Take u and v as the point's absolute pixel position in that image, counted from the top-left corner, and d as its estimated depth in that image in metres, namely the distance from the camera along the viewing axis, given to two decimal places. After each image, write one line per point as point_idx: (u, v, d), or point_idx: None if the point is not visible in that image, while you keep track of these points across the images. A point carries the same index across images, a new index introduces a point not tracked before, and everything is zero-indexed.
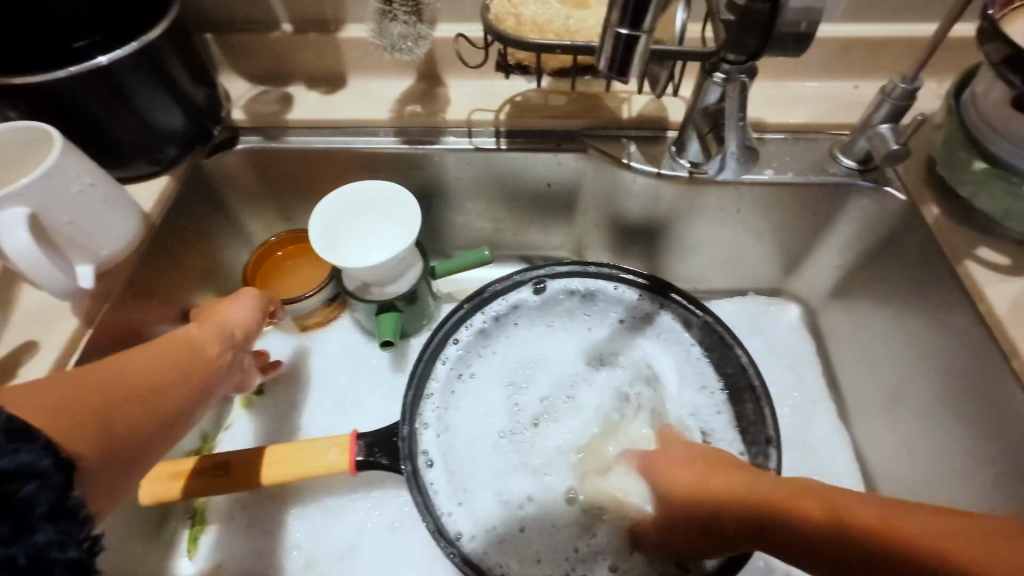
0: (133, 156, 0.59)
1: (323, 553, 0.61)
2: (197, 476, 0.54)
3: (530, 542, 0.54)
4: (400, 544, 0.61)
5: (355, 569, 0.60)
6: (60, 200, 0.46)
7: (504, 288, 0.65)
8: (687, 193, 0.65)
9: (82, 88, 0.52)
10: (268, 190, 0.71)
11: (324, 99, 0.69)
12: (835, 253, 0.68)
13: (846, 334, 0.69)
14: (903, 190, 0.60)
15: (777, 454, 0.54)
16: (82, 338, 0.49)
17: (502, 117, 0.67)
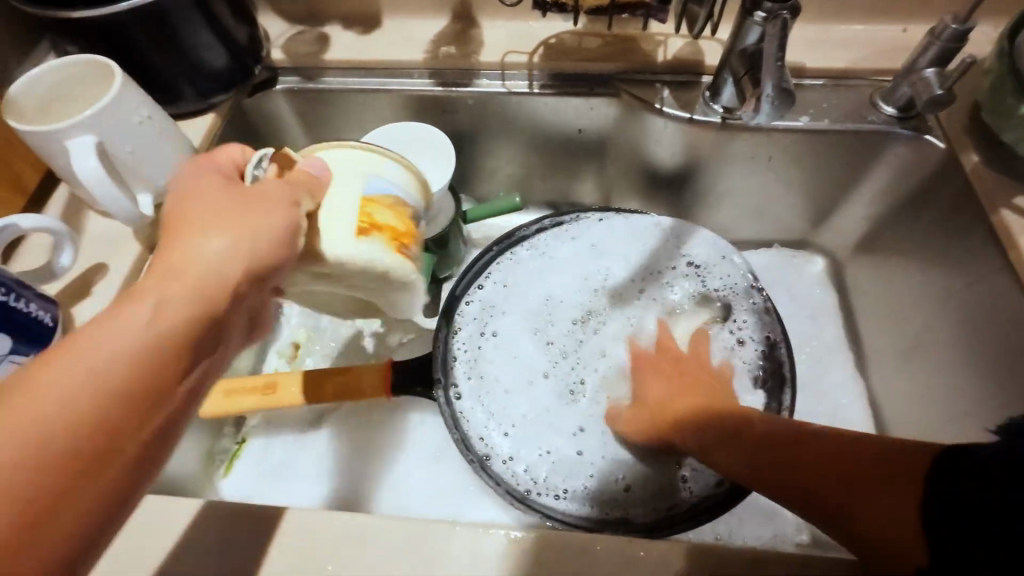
0: (182, 93, 0.62)
1: (357, 476, 0.64)
2: (252, 394, 0.59)
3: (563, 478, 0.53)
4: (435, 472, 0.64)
5: (389, 490, 0.63)
6: (121, 132, 0.48)
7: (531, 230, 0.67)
8: (719, 139, 0.65)
9: (135, 24, 0.54)
10: (305, 131, 0.73)
11: (359, 39, 0.69)
12: (866, 205, 0.67)
13: (869, 287, 0.69)
14: (943, 137, 0.59)
15: (791, 390, 0.56)
16: (143, 263, 0.54)
17: (536, 59, 0.67)
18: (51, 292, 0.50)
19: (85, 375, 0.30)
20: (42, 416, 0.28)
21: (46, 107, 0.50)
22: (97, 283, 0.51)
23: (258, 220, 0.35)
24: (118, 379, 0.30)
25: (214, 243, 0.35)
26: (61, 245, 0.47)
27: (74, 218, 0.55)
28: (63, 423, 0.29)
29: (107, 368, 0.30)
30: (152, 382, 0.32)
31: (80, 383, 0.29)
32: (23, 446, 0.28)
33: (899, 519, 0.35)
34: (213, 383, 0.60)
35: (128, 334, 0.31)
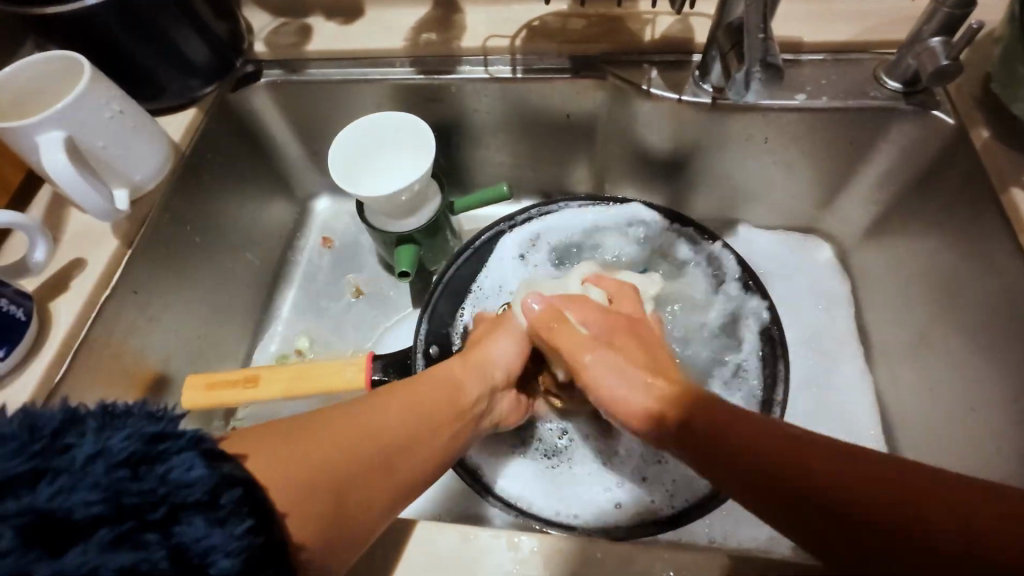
0: (162, 88, 0.62)
1: None
2: (230, 386, 0.59)
3: (587, 497, 0.55)
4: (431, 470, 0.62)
5: None
6: (93, 126, 0.49)
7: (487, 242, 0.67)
8: (711, 121, 0.61)
9: (111, 18, 0.54)
10: (292, 125, 0.73)
11: (341, 29, 0.68)
12: (871, 187, 0.63)
13: (876, 274, 0.65)
14: (952, 112, 0.55)
15: (784, 365, 0.58)
16: (122, 258, 0.55)
17: (518, 42, 0.65)
18: (30, 287, 0.51)
19: (400, 408, 0.42)
20: (376, 427, 0.40)
21: (21, 104, 0.51)
22: (74, 278, 0.52)
23: (506, 339, 0.52)
24: (421, 411, 0.43)
25: (499, 349, 0.51)
26: (34, 240, 0.48)
27: (57, 215, 0.55)
28: (403, 434, 0.41)
29: (407, 407, 0.43)
30: (437, 422, 0.44)
31: (403, 412, 0.42)
32: (340, 442, 0.37)
33: (953, 560, 0.29)
34: (194, 374, 0.60)
35: (434, 383, 0.46)
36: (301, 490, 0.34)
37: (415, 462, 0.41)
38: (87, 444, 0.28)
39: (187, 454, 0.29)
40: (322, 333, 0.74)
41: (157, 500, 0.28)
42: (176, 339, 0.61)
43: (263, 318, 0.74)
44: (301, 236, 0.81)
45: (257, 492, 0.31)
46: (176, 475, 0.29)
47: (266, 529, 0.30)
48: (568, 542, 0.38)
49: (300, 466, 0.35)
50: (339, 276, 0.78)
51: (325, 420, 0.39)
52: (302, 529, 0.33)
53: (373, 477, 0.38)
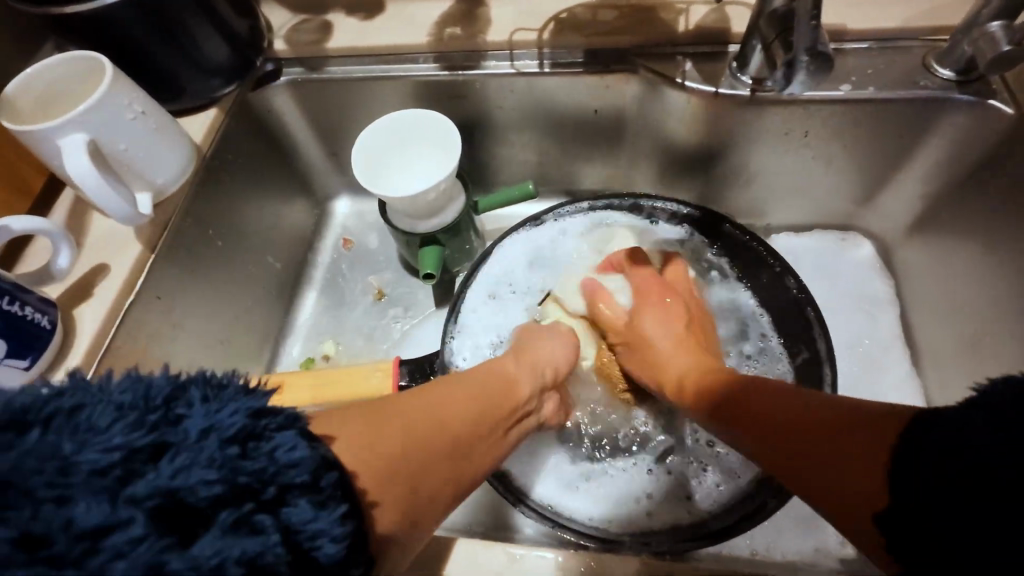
0: (182, 88, 0.60)
1: None
2: None
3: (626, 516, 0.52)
4: None
5: None
6: (115, 128, 0.48)
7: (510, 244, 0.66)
8: (748, 115, 0.59)
9: (131, 16, 0.52)
10: (312, 124, 0.71)
11: (362, 25, 0.66)
12: (917, 182, 0.60)
13: (922, 273, 0.63)
14: (1010, 102, 0.52)
15: (828, 369, 0.54)
16: (145, 263, 0.53)
17: (546, 35, 0.62)
18: (53, 294, 0.50)
19: (462, 398, 0.42)
20: (444, 417, 0.40)
21: (43, 107, 0.50)
22: (98, 285, 0.51)
23: (558, 345, 0.53)
24: (481, 404, 0.43)
25: (553, 348, 0.52)
26: (58, 246, 0.47)
27: (79, 220, 0.54)
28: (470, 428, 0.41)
29: (469, 399, 0.43)
30: (497, 419, 0.44)
31: (464, 402, 0.42)
32: (410, 428, 0.37)
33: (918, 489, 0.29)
34: None
35: (493, 376, 0.47)
36: (382, 475, 0.34)
37: (478, 457, 0.41)
38: (196, 417, 0.27)
39: (290, 434, 0.29)
40: (344, 337, 0.73)
41: (267, 480, 0.27)
42: (200, 344, 0.60)
43: (285, 322, 0.73)
44: (320, 238, 0.79)
45: (348, 480, 0.31)
46: (282, 455, 0.28)
47: (355, 515, 0.30)
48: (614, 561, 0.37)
49: (381, 450, 0.35)
50: (360, 279, 0.77)
51: (395, 404, 0.39)
52: (387, 516, 0.33)
53: (443, 466, 0.38)
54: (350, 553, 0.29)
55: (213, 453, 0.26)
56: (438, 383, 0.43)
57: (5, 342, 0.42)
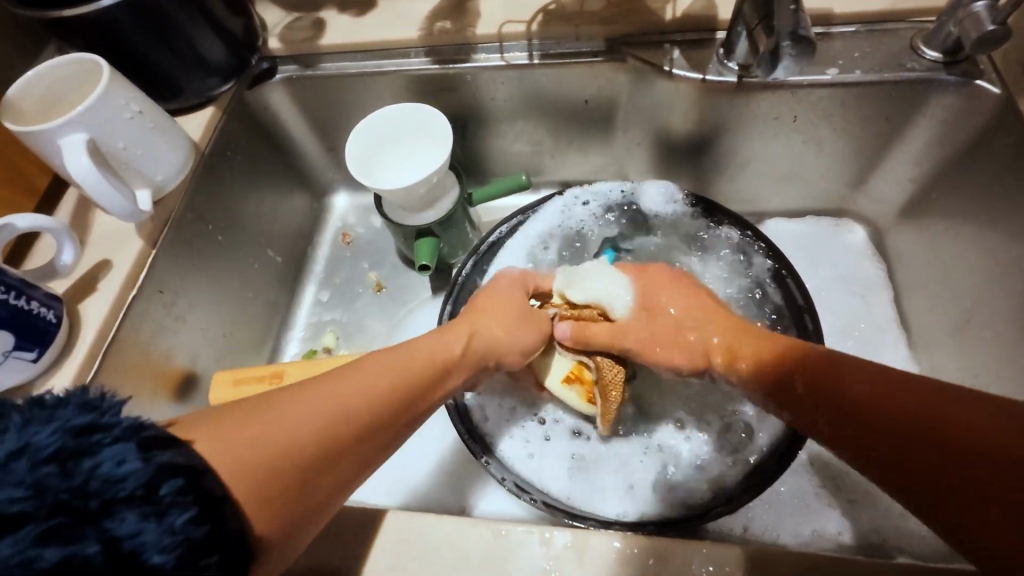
0: (178, 87, 0.62)
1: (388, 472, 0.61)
2: (256, 382, 0.59)
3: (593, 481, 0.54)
4: (458, 464, 0.62)
5: (410, 487, 0.61)
6: (113, 127, 0.49)
7: (508, 233, 0.67)
8: (736, 101, 0.59)
9: (126, 17, 0.53)
10: (308, 120, 0.72)
11: (354, 21, 0.67)
12: (908, 165, 0.60)
13: (914, 256, 0.63)
14: (997, 82, 0.52)
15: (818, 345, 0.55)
16: (147, 258, 0.55)
17: (535, 27, 0.63)
18: (59, 289, 0.52)
19: (377, 382, 0.39)
20: (348, 400, 0.37)
21: (44, 110, 0.51)
22: (101, 279, 0.53)
23: (498, 318, 0.49)
24: (399, 382, 0.40)
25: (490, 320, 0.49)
26: (62, 242, 0.49)
27: (83, 218, 0.56)
28: (379, 406, 0.38)
29: (387, 379, 0.39)
30: (411, 403, 0.40)
31: (378, 386, 0.38)
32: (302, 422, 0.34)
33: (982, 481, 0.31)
34: (221, 371, 0.61)
35: (414, 350, 0.43)
36: (255, 468, 0.31)
37: (388, 438, 0.38)
38: (12, 439, 0.26)
39: (123, 445, 0.27)
40: (344, 329, 0.74)
41: (89, 494, 0.25)
42: (202, 337, 0.62)
43: (287, 314, 0.75)
44: (318, 232, 0.80)
45: (206, 481, 0.29)
46: (106, 469, 0.26)
47: (216, 514, 0.28)
48: (603, 535, 0.38)
49: (257, 443, 0.32)
50: (358, 272, 0.78)
51: (288, 398, 0.35)
52: (263, 515, 0.31)
53: (342, 452, 0.35)
54: (206, 544, 0.27)
55: (30, 470, 0.25)
56: (349, 365, 0.39)
57: (11, 335, 0.44)
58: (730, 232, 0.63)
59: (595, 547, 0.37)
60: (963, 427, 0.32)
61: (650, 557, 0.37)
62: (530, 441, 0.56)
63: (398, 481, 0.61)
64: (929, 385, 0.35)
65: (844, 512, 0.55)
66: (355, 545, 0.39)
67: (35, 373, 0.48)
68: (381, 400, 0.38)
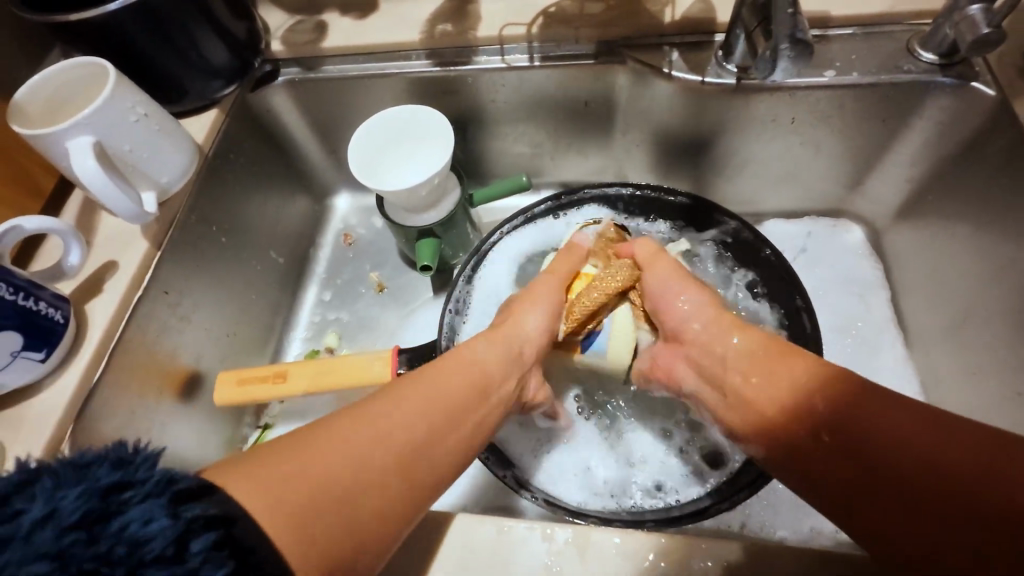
0: (182, 90, 0.62)
1: None
2: (260, 381, 0.60)
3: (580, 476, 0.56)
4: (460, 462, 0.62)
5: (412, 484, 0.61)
6: (119, 130, 0.50)
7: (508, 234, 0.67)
8: (735, 103, 0.60)
9: (131, 21, 0.54)
10: (310, 122, 0.73)
11: (356, 24, 0.68)
12: (905, 166, 0.61)
13: (911, 256, 0.63)
14: (993, 84, 0.53)
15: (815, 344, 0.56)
16: (152, 259, 0.56)
17: (535, 30, 0.63)
18: (66, 290, 0.53)
19: (413, 409, 0.40)
20: (385, 430, 0.37)
21: (50, 113, 0.52)
22: (107, 280, 0.54)
23: (538, 317, 0.50)
24: (436, 406, 0.41)
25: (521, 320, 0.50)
26: (69, 243, 0.50)
27: (88, 219, 0.57)
28: (417, 434, 0.39)
29: (423, 403, 0.40)
30: (450, 425, 0.41)
31: (415, 413, 0.39)
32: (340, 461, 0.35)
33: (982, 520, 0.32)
34: (225, 371, 0.62)
35: (447, 368, 0.44)
36: (302, 507, 0.32)
37: (431, 465, 0.39)
38: (36, 504, 0.25)
39: (150, 505, 0.27)
40: (346, 330, 0.75)
41: (115, 560, 0.25)
42: (207, 337, 0.62)
43: (290, 314, 0.76)
44: (320, 233, 0.81)
45: (240, 532, 0.29)
46: (135, 528, 0.26)
47: (255, 565, 0.28)
48: (604, 532, 0.38)
49: (301, 483, 0.33)
50: (360, 273, 0.79)
51: (326, 437, 0.36)
52: (315, 554, 0.32)
53: (385, 484, 0.36)
54: None
55: (53, 538, 0.25)
56: (385, 393, 0.40)
57: (20, 336, 0.45)
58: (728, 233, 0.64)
59: (595, 543, 0.38)
60: (969, 469, 0.32)
61: (652, 554, 0.37)
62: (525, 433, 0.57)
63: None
64: (926, 419, 0.35)
65: None
66: None
67: (43, 374, 0.48)
68: (419, 427, 0.39)
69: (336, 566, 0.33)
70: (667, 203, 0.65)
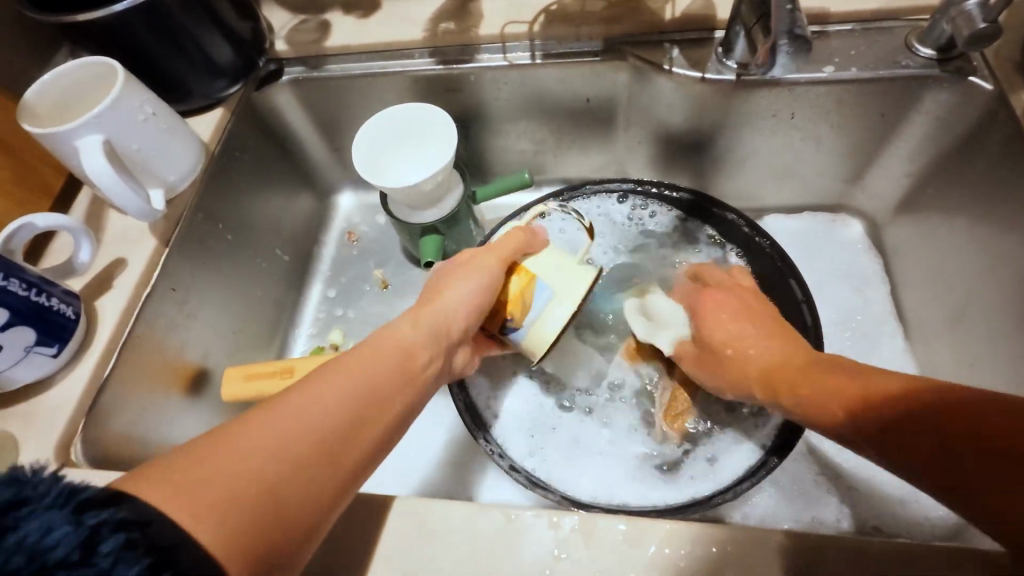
0: (189, 90, 0.63)
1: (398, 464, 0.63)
2: (267, 376, 0.61)
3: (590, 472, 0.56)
4: (465, 456, 0.63)
5: (419, 477, 0.62)
6: (128, 129, 0.50)
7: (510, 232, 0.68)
8: (735, 99, 0.61)
9: (138, 22, 0.55)
10: (314, 120, 0.74)
11: (360, 23, 0.69)
12: (904, 161, 0.62)
13: (911, 249, 0.64)
14: (990, 78, 0.53)
15: (816, 336, 0.57)
16: (160, 255, 0.56)
17: (536, 28, 0.64)
18: (75, 287, 0.53)
19: (338, 390, 0.36)
20: (303, 414, 0.34)
21: (59, 113, 0.52)
22: (117, 277, 0.54)
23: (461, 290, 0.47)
24: (363, 389, 0.37)
25: (456, 296, 0.47)
26: (80, 241, 0.50)
27: (96, 217, 0.57)
28: (342, 414, 0.35)
29: (348, 390, 0.37)
30: (382, 405, 0.38)
31: (341, 397, 0.36)
32: (260, 456, 0.32)
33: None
34: (232, 367, 0.62)
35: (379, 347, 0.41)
36: (196, 500, 0.29)
37: (365, 444, 0.36)
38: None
39: (51, 514, 0.25)
40: (351, 327, 0.76)
41: (16, 570, 0.23)
42: (213, 334, 0.63)
43: (295, 312, 0.76)
44: (325, 230, 0.82)
45: (151, 527, 0.27)
46: (35, 538, 0.23)
47: (166, 559, 0.26)
48: (608, 520, 0.39)
49: (204, 476, 0.30)
50: (364, 271, 0.79)
51: (244, 435, 0.32)
52: (222, 542, 0.29)
53: (304, 469, 0.33)
54: None
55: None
56: (299, 384, 0.36)
57: (33, 331, 0.46)
58: (727, 228, 0.64)
59: (605, 530, 0.39)
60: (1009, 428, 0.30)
61: (657, 543, 0.38)
62: (534, 436, 0.59)
63: (405, 473, 0.62)
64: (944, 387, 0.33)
65: (845, 502, 0.56)
66: (368, 532, 0.40)
67: (54, 369, 0.49)
68: (345, 408, 0.36)
69: (258, 554, 0.30)
70: (665, 199, 0.66)
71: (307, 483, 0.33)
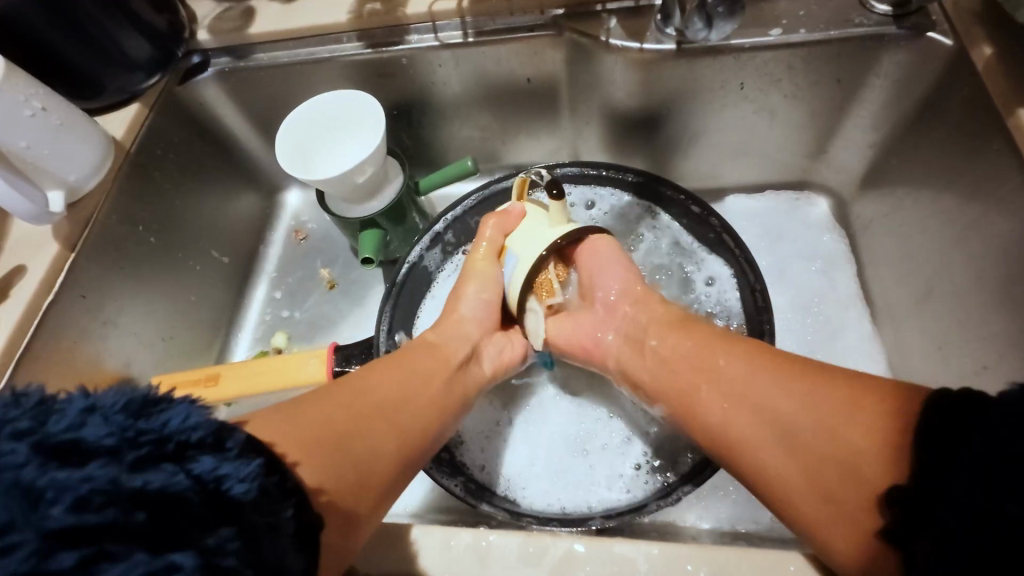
0: (103, 86, 0.60)
1: None
2: (194, 386, 0.57)
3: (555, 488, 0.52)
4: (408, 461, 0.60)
5: None
6: (14, 125, 0.47)
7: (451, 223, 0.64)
8: (679, 70, 0.56)
9: (32, 10, 0.51)
10: (247, 114, 0.70)
11: (285, 7, 0.64)
12: (867, 130, 0.57)
13: (878, 225, 0.59)
14: (949, 33, 0.49)
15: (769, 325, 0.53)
16: (66, 260, 0.53)
17: (466, 3, 0.59)
18: None
19: (388, 376, 0.42)
20: (368, 389, 0.40)
21: None
22: (16, 286, 0.51)
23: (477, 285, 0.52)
24: (411, 376, 0.43)
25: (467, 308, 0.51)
26: None
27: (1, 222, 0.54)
28: (401, 393, 0.42)
29: (396, 375, 0.43)
30: (428, 384, 0.44)
31: (394, 381, 0.42)
32: (344, 412, 0.38)
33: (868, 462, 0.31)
34: (157, 377, 0.59)
35: (415, 349, 0.47)
36: (301, 442, 0.34)
37: (417, 414, 0.42)
38: (75, 402, 0.25)
39: (186, 406, 0.27)
40: (295, 330, 0.72)
41: (164, 438, 0.26)
42: (137, 342, 0.60)
43: (238, 315, 0.73)
44: (271, 229, 0.78)
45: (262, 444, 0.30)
46: (177, 421, 0.26)
47: (274, 472, 0.30)
48: (510, 537, 0.36)
49: (301, 427, 0.35)
50: (310, 270, 0.76)
51: (318, 400, 0.38)
52: (318, 479, 0.33)
53: (377, 427, 0.39)
54: (270, 499, 0.28)
55: (105, 422, 0.25)
56: (360, 369, 0.43)
57: None
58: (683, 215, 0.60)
59: (508, 547, 0.36)
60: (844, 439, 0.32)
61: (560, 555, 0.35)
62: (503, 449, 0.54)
63: None
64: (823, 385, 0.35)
65: None
66: None
67: None
68: (400, 387, 0.42)
69: (346, 492, 0.35)
70: (621, 182, 0.62)
71: (376, 445, 0.38)
